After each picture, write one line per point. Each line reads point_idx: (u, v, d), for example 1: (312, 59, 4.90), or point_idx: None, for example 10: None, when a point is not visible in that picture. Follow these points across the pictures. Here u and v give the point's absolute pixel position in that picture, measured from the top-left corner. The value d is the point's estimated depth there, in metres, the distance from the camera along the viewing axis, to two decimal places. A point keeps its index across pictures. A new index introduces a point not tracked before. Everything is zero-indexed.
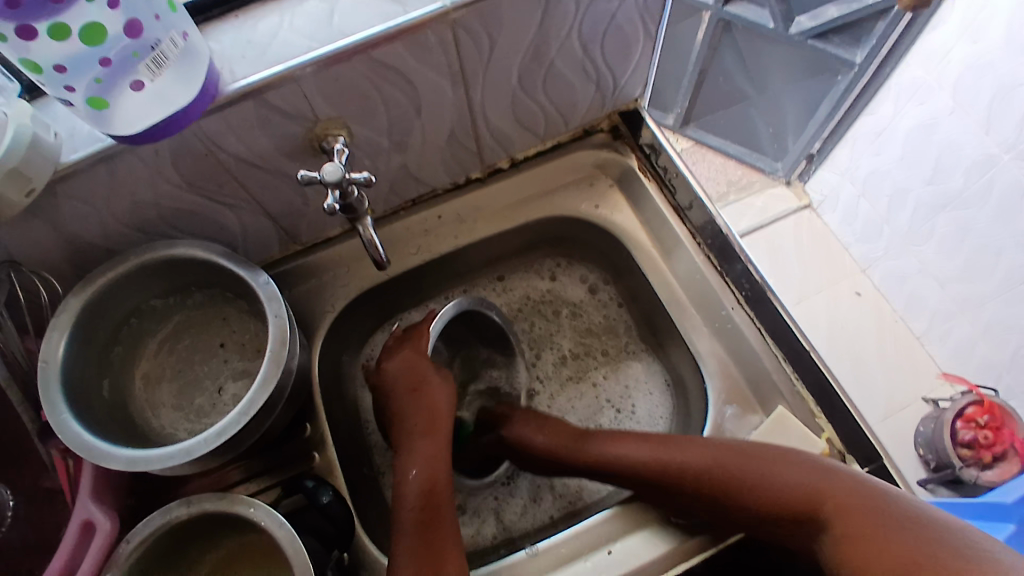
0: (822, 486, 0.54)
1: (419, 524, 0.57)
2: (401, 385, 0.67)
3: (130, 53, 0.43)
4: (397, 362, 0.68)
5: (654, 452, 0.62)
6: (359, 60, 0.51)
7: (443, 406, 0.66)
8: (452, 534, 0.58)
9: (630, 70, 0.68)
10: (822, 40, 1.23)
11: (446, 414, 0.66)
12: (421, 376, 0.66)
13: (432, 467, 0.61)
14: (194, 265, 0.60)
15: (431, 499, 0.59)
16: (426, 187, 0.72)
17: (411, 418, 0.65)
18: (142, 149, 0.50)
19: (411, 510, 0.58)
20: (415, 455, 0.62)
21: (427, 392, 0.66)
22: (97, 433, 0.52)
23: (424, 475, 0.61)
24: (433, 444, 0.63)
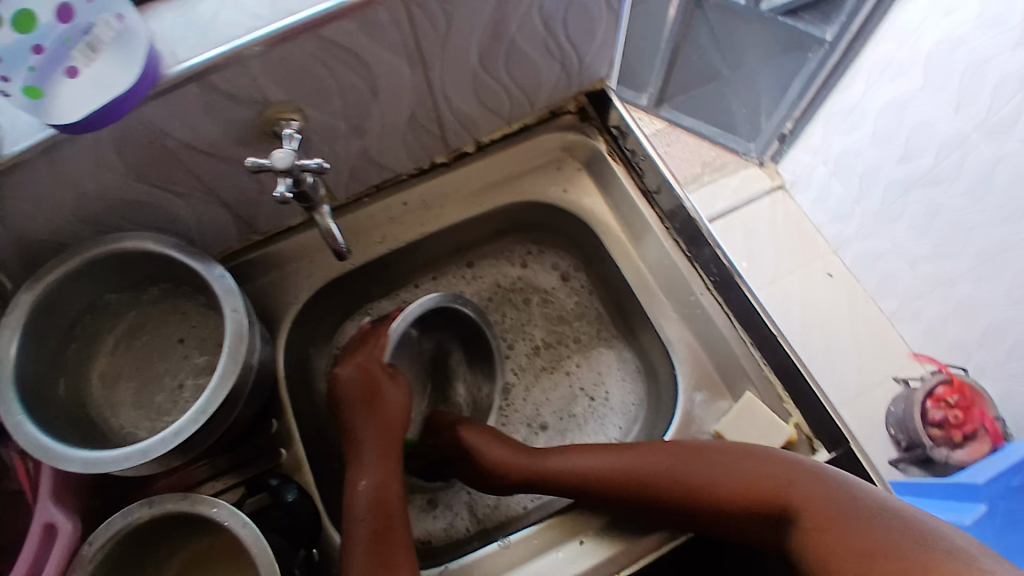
0: (780, 487, 0.55)
1: (369, 538, 0.56)
2: (354, 397, 0.66)
3: (64, 39, 0.44)
4: (352, 370, 0.67)
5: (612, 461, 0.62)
6: (308, 39, 0.49)
7: (399, 408, 0.66)
8: (404, 544, 0.57)
9: (596, 48, 0.67)
10: (794, 17, 1.29)
11: (401, 417, 0.66)
12: (375, 388, 0.66)
13: (384, 476, 0.61)
14: (148, 259, 0.57)
15: (382, 509, 0.59)
16: (389, 173, 0.70)
17: (363, 430, 0.65)
18: (82, 138, 0.47)
19: (364, 522, 0.57)
20: (365, 466, 0.62)
21: (382, 404, 0.66)
22: (53, 435, 0.50)
23: (376, 485, 0.60)
24: (384, 457, 0.63)
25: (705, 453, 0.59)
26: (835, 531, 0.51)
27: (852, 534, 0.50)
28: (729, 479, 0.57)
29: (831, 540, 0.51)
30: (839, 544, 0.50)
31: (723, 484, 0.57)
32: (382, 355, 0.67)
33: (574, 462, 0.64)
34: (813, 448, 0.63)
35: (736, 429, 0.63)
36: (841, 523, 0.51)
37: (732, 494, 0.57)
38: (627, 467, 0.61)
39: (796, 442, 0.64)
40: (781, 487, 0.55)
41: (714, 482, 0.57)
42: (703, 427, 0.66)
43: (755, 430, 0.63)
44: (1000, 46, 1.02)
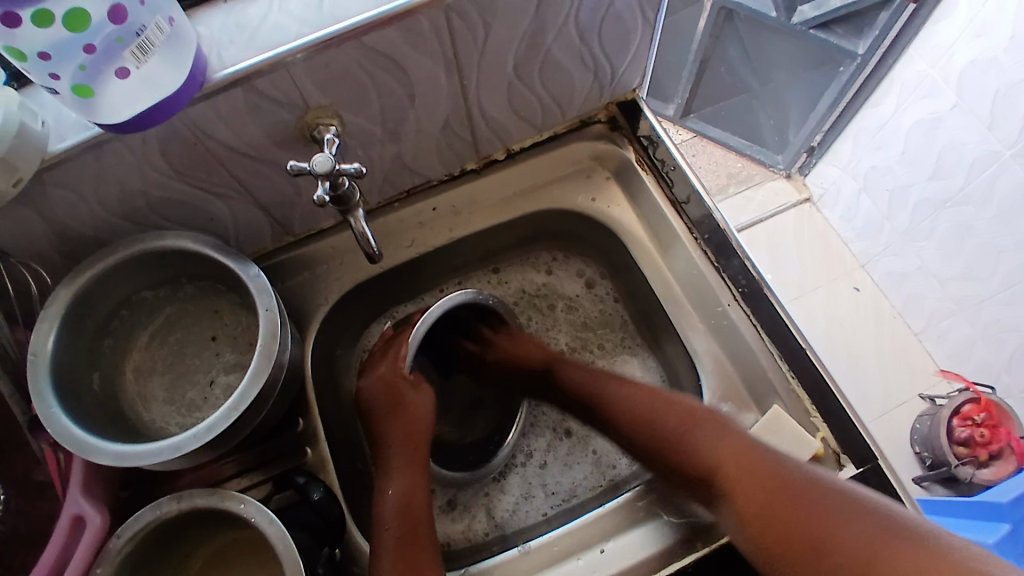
0: (741, 452, 0.53)
1: (399, 541, 0.56)
2: (379, 406, 0.67)
3: (115, 39, 0.42)
4: (373, 383, 0.68)
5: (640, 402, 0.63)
6: (350, 46, 0.50)
7: (424, 411, 0.67)
8: (430, 551, 0.57)
9: (629, 59, 0.67)
10: (825, 30, 1.26)
11: (426, 419, 0.67)
12: (398, 395, 0.67)
13: (410, 483, 0.62)
14: (184, 257, 0.58)
15: (410, 515, 0.59)
16: (421, 178, 0.71)
17: (391, 434, 0.66)
18: (128, 137, 0.48)
19: (392, 527, 0.58)
20: (392, 474, 0.62)
21: (405, 409, 0.67)
22: (87, 427, 0.51)
23: (404, 491, 0.61)
24: (411, 463, 0.63)
25: (696, 410, 0.59)
26: (780, 503, 0.48)
27: (798, 508, 0.47)
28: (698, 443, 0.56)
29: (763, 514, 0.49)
30: (778, 513, 0.48)
31: (698, 438, 0.56)
32: (403, 366, 0.67)
33: (596, 391, 0.67)
34: (840, 464, 0.62)
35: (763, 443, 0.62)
36: (785, 496, 0.49)
37: (699, 454, 0.55)
38: (633, 408, 0.63)
39: (823, 457, 0.62)
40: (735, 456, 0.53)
41: (691, 435, 0.57)
42: None
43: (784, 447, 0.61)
44: None
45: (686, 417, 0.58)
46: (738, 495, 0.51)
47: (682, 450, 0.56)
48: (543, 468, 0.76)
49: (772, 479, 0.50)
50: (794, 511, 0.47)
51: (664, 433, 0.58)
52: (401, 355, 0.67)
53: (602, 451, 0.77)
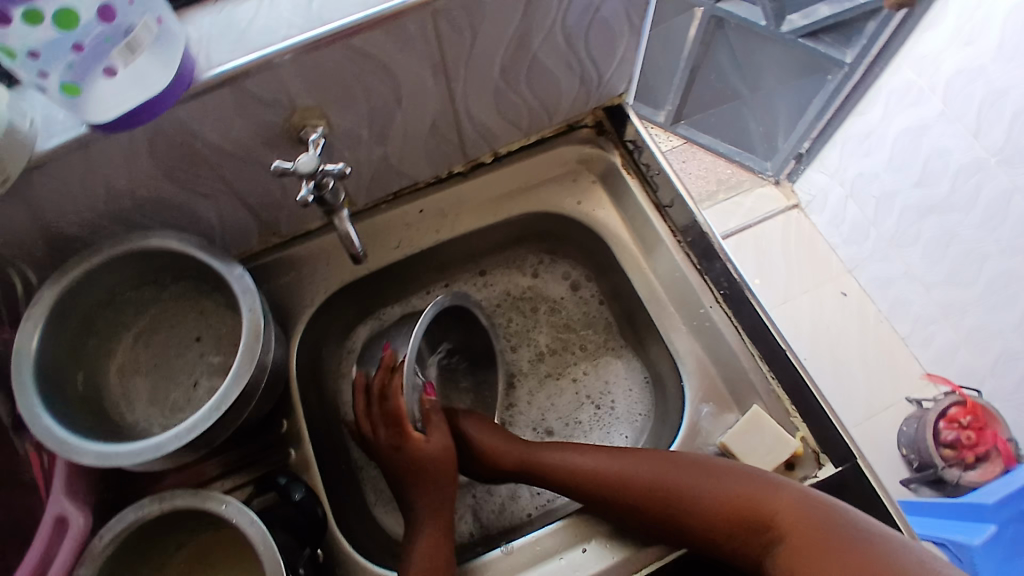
0: (764, 501, 0.56)
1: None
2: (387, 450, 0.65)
3: (103, 39, 0.42)
4: (378, 419, 0.65)
5: (612, 466, 0.63)
6: (337, 48, 0.50)
7: (439, 452, 0.65)
8: None
9: (616, 64, 0.68)
10: (813, 39, 1.28)
11: (449, 466, 0.66)
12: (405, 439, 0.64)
13: (434, 542, 0.61)
14: (169, 257, 0.58)
15: (432, 565, 0.59)
16: (408, 180, 0.72)
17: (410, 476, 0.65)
18: (115, 136, 0.49)
19: (414, 573, 0.58)
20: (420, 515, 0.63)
21: (417, 455, 0.64)
22: (70, 426, 0.51)
23: (428, 549, 0.61)
24: (438, 526, 0.63)
25: (693, 461, 0.60)
26: (818, 548, 0.52)
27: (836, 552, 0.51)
28: (719, 492, 0.58)
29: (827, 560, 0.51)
30: (827, 560, 0.51)
31: (708, 489, 0.58)
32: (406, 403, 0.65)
33: (571, 459, 0.65)
34: (818, 463, 0.63)
35: (743, 443, 0.63)
36: (820, 539, 0.52)
37: (713, 505, 0.58)
38: (608, 474, 0.62)
39: (802, 457, 0.63)
40: (778, 503, 0.56)
41: (699, 488, 0.58)
42: (709, 440, 0.65)
43: (764, 446, 0.62)
44: (1016, 78, 1.01)
45: (688, 469, 0.60)
46: (794, 542, 0.54)
47: (693, 503, 0.58)
48: None
49: (802, 525, 0.54)
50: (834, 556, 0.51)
51: (667, 487, 0.59)
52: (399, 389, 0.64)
53: None
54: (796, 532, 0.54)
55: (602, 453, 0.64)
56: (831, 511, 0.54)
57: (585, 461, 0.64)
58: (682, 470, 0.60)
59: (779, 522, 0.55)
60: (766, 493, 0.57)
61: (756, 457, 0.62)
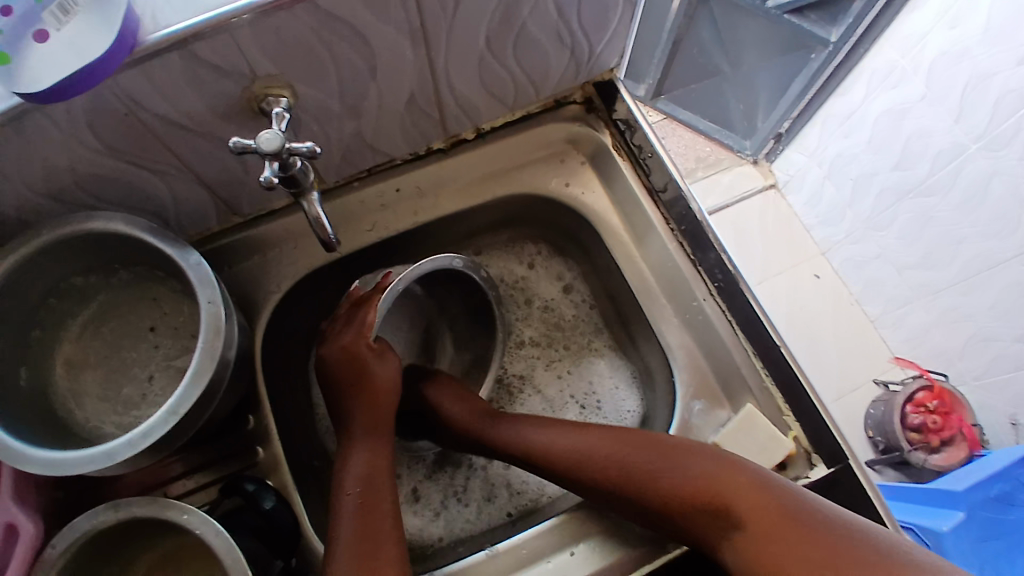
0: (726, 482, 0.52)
1: (358, 509, 0.54)
2: (342, 379, 0.63)
3: (34, 2, 0.40)
4: (334, 351, 0.63)
5: (577, 443, 0.60)
6: (304, 10, 0.44)
7: (388, 384, 0.64)
8: (391, 521, 0.55)
9: (608, 37, 0.64)
10: (799, 15, 1.25)
11: (390, 394, 0.64)
12: (360, 368, 0.62)
13: (373, 458, 0.59)
14: (119, 241, 0.53)
15: (371, 482, 0.57)
16: (383, 157, 0.66)
17: (353, 408, 0.62)
18: (51, 108, 0.42)
19: (352, 494, 0.56)
20: (355, 442, 0.60)
21: (368, 383, 0.63)
22: (12, 430, 0.46)
23: (365, 464, 0.59)
24: (377, 435, 0.61)
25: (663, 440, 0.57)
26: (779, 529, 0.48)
27: (795, 530, 0.48)
28: (681, 473, 0.54)
29: (794, 547, 0.47)
30: (788, 542, 0.47)
31: (674, 471, 0.54)
32: (369, 335, 0.62)
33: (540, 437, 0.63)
34: (811, 463, 0.62)
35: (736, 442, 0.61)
36: (782, 525, 0.48)
37: (675, 490, 0.53)
38: (577, 451, 0.60)
39: (794, 456, 0.62)
40: (736, 490, 0.51)
41: (665, 469, 0.54)
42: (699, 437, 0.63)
43: (756, 445, 0.60)
44: (1006, 62, 1.00)
45: (654, 450, 0.56)
46: (753, 525, 0.49)
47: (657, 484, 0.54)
48: (506, 469, 0.74)
49: (767, 509, 0.49)
50: (793, 543, 0.47)
51: (643, 469, 0.55)
52: (367, 323, 0.62)
53: None
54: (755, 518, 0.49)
55: (569, 431, 0.62)
56: (790, 494, 0.50)
57: (550, 438, 0.62)
58: (645, 451, 0.56)
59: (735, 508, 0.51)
60: (723, 479, 0.52)
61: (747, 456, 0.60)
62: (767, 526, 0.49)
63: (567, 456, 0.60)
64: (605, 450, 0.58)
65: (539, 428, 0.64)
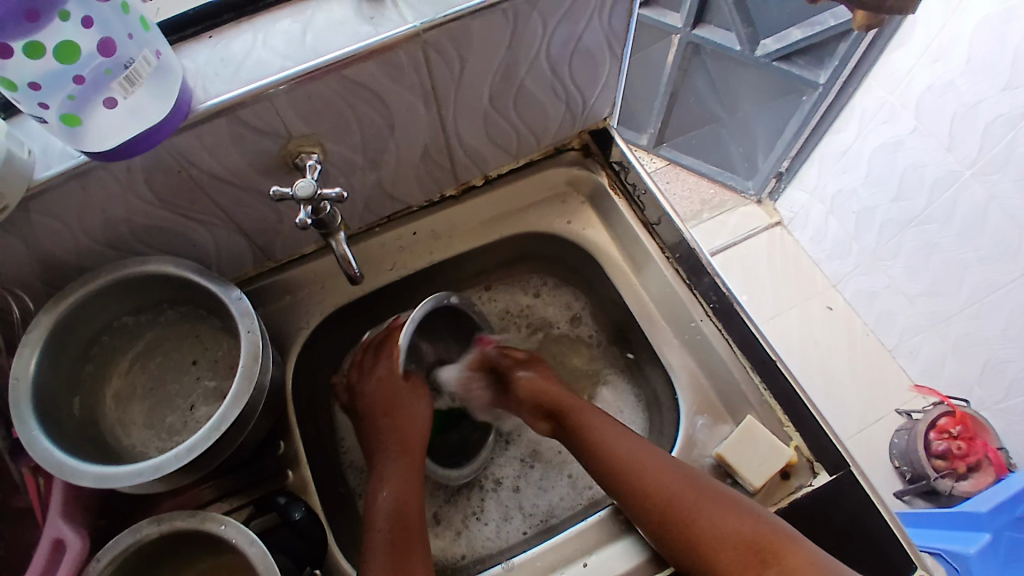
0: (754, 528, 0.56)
1: (386, 547, 0.58)
2: (375, 410, 0.71)
3: (103, 71, 0.44)
4: (371, 385, 0.72)
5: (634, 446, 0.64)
6: (332, 79, 0.52)
7: (419, 420, 0.70)
8: (420, 559, 0.59)
9: (600, 90, 0.71)
10: (787, 62, 1.29)
11: (422, 432, 0.70)
12: (393, 402, 0.71)
13: (404, 490, 0.64)
14: (166, 282, 0.59)
15: (401, 520, 0.61)
16: (401, 204, 0.73)
17: (387, 441, 0.69)
18: (114, 165, 0.50)
19: (382, 530, 0.60)
20: (385, 479, 0.65)
21: (399, 416, 0.70)
22: (68, 450, 0.51)
23: (398, 498, 0.63)
24: (405, 463, 0.67)
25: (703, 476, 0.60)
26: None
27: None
28: (728, 511, 0.57)
29: None
30: None
31: (721, 509, 0.57)
32: (398, 370, 0.71)
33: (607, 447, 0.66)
34: (813, 472, 0.64)
35: (739, 452, 0.63)
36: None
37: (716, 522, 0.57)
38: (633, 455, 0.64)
39: (797, 466, 0.64)
40: (777, 541, 0.54)
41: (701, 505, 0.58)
42: (704, 451, 0.66)
43: (758, 455, 0.63)
44: (990, 90, 1.06)
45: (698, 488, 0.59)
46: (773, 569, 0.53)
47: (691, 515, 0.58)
48: (516, 492, 0.78)
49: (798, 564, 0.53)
50: None
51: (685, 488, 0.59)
52: (394, 358, 0.71)
53: (577, 473, 0.78)
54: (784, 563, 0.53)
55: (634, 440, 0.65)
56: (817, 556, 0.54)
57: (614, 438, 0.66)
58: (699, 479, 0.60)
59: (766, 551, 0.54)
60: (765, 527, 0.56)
61: (749, 466, 0.63)
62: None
63: (623, 460, 0.64)
64: (665, 464, 0.62)
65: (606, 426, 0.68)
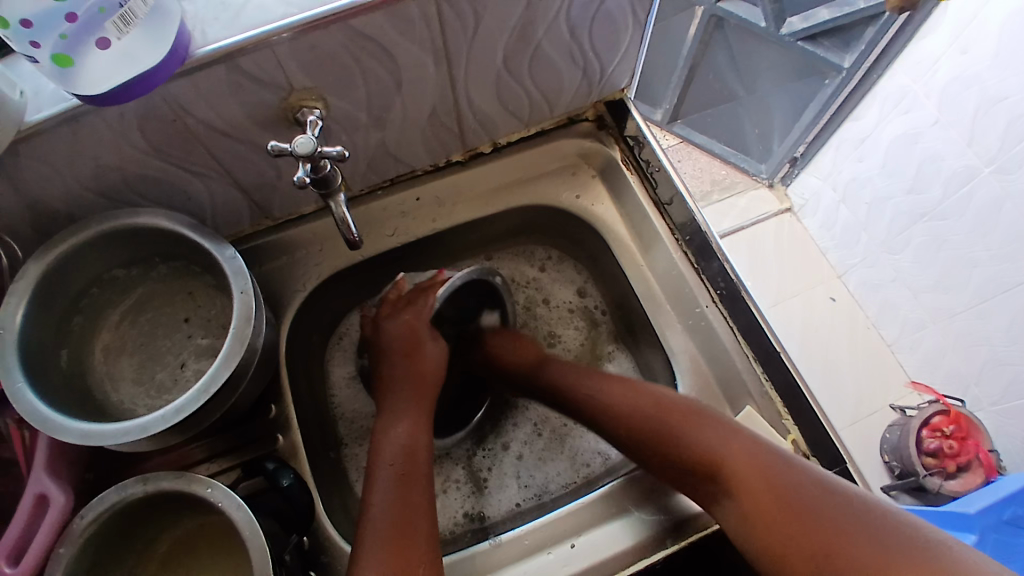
0: (741, 453, 0.55)
1: (396, 480, 0.57)
2: (395, 348, 0.67)
3: (98, 10, 0.42)
4: (395, 326, 0.68)
5: (609, 393, 0.65)
6: (337, 29, 0.49)
7: (433, 364, 0.68)
8: (427, 498, 0.57)
9: (618, 58, 0.68)
10: (812, 42, 1.24)
11: (436, 373, 0.68)
12: (415, 342, 0.67)
13: (414, 429, 0.62)
14: (160, 236, 0.57)
15: (411, 455, 0.59)
16: (405, 167, 0.71)
17: (399, 380, 0.66)
18: (106, 111, 0.47)
19: (392, 464, 0.58)
20: (399, 416, 0.63)
21: (418, 358, 0.67)
22: (54, 405, 0.50)
23: (407, 434, 0.61)
24: (418, 404, 0.65)
25: (691, 407, 0.60)
26: (789, 512, 0.50)
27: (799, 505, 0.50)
28: (694, 440, 0.58)
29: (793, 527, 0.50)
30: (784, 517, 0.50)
31: (690, 438, 0.58)
32: (427, 317, 0.68)
33: (586, 384, 0.68)
34: None
35: None
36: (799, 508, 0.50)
37: (695, 450, 0.57)
38: (612, 400, 0.65)
39: None
40: (748, 459, 0.54)
41: (687, 433, 0.58)
42: None
43: None
44: (1016, 85, 1.02)
45: (681, 411, 0.60)
46: (749, 496, 0.53)
47: (676, 449, 0.58)
48: (519, 460, 0.77)
49: (772, 488, 0.52)
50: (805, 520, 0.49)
51: (656, 429, 0.60)
52: (427, 307, 0.68)
53: (578, 450, 0.77)
54: (758, 487, 0.53)
55: (610, 384, 0.66)
56: (806, 475, 0.52)
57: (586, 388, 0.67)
58: (668, 408, 0.61)
59: (742, 479, 0.54)
60: (736, 449, 0.55)
61: None
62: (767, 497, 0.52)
63: (603, 407, 0.65)
64: (637, 404, 0.63)
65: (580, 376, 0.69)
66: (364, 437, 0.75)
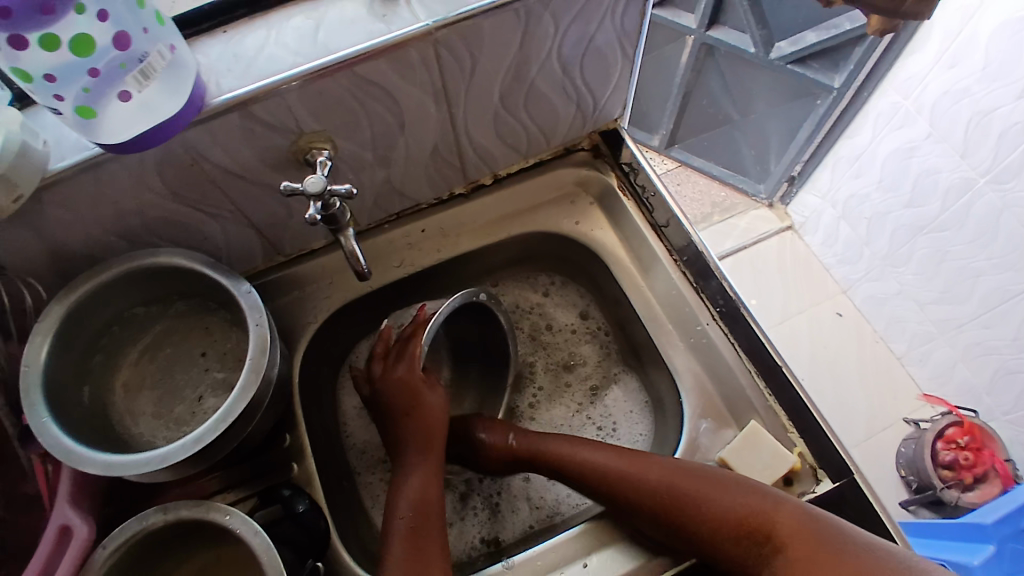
0: (770, 511, 0.57)
1: (406, 535, 0.60)
2: (395, 405, 0.69)
3: (118, 65, 0.44)
4: (390, 384, 0.69)
5: (610, 464, 0.65)
6: (343, 75, 0.52)
7: (437, 412, 0.69)
8: (437, 550, 0.60)
9: (610, 91, 0.71)
10: (802, 65, 1.28)
11: (441, 427, 0.69)
12: (415, 396, 0.69)
13: (426, 482, 0.64)
14: (177, 274, 0.60)
15: (422, 509, 0.62)
16: (410, 202, 0.74)
17: (408, 436, 0.68)
18: (126, 158, 0.50)
19: (402, 519, 0.61)
20: (407, 470, 0.66)
21: (420, 413, 0.68)
22: (76, 438, 0.52)
23: (418, 486, 0.64)
24: (427, 457, 0.67)
25: (704, 472, 0.61)
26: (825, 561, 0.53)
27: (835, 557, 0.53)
28: (713, 501, 0.59)
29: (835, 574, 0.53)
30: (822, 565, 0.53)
31: (712, 500, 0.59)
32: (419, 367, 0.69)
33: (585, 458, 0.67)
34: (817, 479, 0.64)
35: (741, 458, 0.63)
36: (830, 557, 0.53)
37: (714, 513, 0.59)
38: (616, 473, 0.64)
39: (800, 472, 0.64)
40: (776, 514, 0.57)
41: (705, 497, 0.59)
42: (707, 455, 0.66)
43: (761, 462, 0.63)
44: (1005, 97, 1.02)
45: (696, 477, 0.61)
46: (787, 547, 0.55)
47: (698, 514, 0.59)
48: (527, 482, 0.78)
49: (807, 540, 0.55)
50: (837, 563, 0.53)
51: (666, 495, 0.61)
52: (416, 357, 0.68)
53: None
54: (794, 540, 0.55)
55: (607, 453, 0.66)
56: (827, 523, 0.55)
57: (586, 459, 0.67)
58: (683, 474, 0.61)
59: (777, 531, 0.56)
60: (760, 505, 0.58)
61: (753, 472, 0.63)
62: (804, 552, 0.55)
63: (607, 479, 0.64)
64: (648, 476, 0.62)
65: (577, 449, 0.68)
66: (377, 466, 0.76)
